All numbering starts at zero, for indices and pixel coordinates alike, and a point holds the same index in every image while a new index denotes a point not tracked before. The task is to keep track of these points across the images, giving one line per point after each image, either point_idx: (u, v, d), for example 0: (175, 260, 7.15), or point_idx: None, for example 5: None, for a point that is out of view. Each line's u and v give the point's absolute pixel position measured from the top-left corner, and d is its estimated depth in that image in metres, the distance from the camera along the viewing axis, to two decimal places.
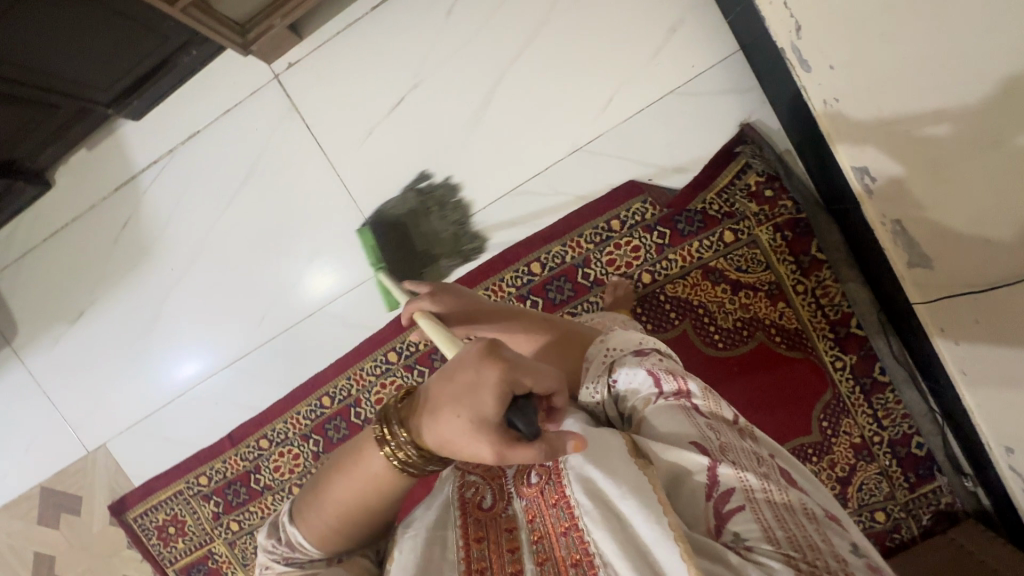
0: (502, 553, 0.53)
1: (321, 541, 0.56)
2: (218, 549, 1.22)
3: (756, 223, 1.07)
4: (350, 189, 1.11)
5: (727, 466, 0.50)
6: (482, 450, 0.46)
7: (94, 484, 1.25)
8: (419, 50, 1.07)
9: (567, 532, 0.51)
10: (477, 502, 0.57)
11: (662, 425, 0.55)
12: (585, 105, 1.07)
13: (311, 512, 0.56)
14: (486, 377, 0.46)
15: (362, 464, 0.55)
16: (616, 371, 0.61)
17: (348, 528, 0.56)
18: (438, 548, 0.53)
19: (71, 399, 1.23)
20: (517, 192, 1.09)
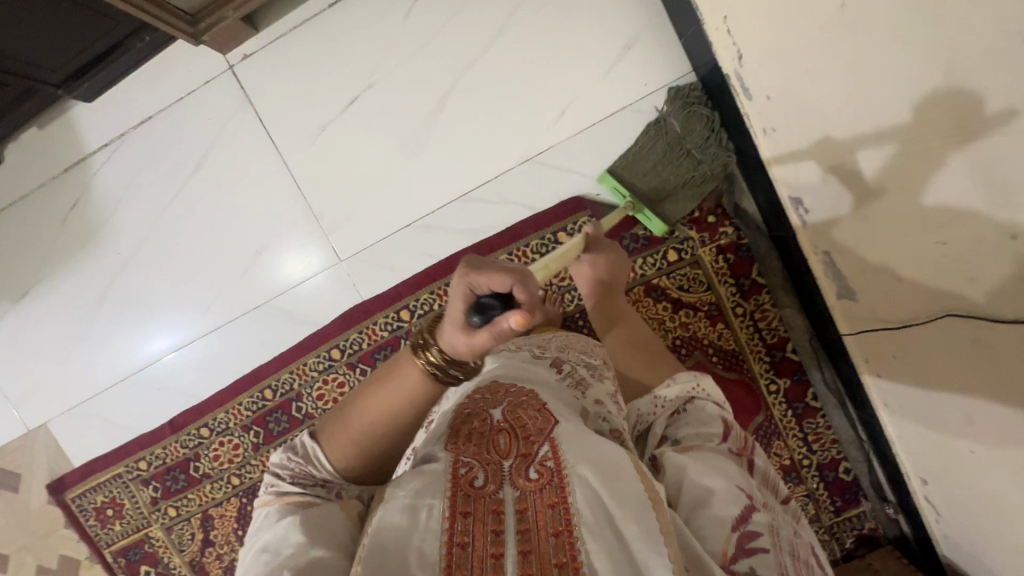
0: (486, 531, 0.53)
1: (336, 455, 0.68)
2: (156, 533, 1.26)
3: (699, 244, 1.08)
4: (300, 185, 1.11)
5: (762, 516, 0.57)
6: (461, 342, 0.63)
7: (32, 463, 1.25)
8: (374, 51, 1.07)
9: (558, 535, 0.51)
10: (469, 480, 0.57)
11: (718, 462, 0.62)
12: (537, 116, 1.07)
13: (335, 431, 0.69)
14: (455, 293, 0.64)
15: (395, 378, 0.67)
16: (691, 402, 0.73)
17: (362, 445, 0.68)
18: (422, 512, 0.54)
19: (11, 377, 1.23)
20: (466, 198, 1.10)
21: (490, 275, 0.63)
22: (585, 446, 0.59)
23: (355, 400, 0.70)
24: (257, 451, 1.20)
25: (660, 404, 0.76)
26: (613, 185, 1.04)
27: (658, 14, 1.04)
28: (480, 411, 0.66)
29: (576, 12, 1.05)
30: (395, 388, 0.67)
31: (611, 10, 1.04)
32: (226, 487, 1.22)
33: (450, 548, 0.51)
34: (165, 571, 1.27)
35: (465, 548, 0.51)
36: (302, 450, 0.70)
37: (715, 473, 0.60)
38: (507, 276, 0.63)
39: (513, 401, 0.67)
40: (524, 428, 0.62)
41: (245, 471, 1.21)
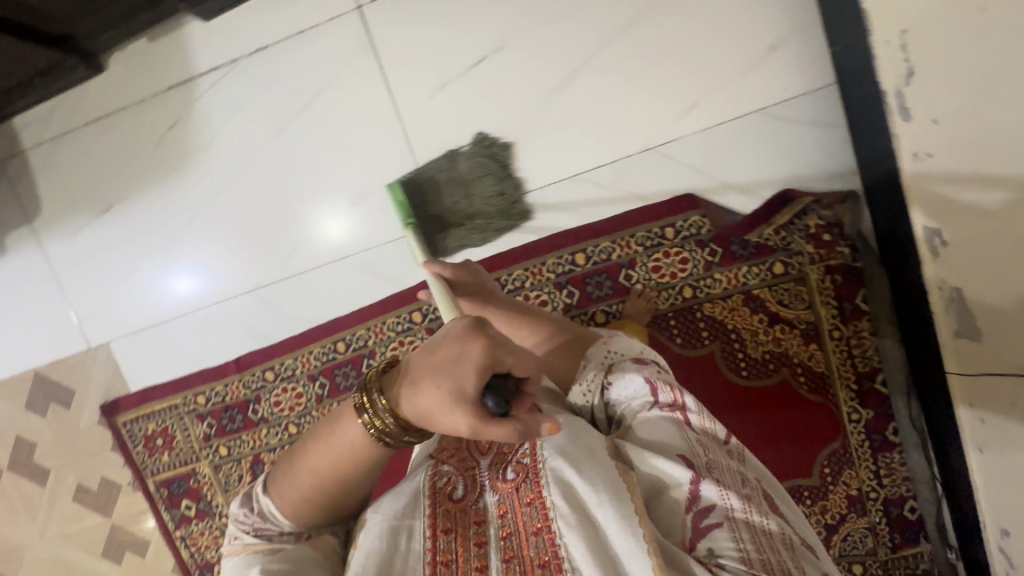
0: (469, 546, 0.53)
1: (288, 512, 0.56)
2: (202, 470, 1.24)
3: (809, 261, 1.05)
4: (410, 140, 1.08)
5: (711, 482, 0.52)
6: (458, 422, 0.45)
7: (88, 382, 1.23)
8: (510, 12, 1.03)
9: (538, 533, 0.51)
10: (449, 493, 0.56)
11: (655, 436, 0.56)
12: (666, 106, 1.04)
13: (283, 482, 0.57)
14: (466, 361, 0.44)
15: (335, 430, 0.55)
16: (614, 375, 0.64)
17: (314, 504, 0.56)
18: (402, 536, 0.53)
19: (81, 292, 1.20)
20: (577, 178, 1.07)
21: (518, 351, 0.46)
22: (569, 430, 0.56)
23: (299, 449, 0.58)
24: (319, 403, 1.18)
25: (586, 389, 0.66)
26: (400, 196, 1.01)
27: (811, 19, 1.00)
28: None
29: (726, 5, 1.01)
30: (343, 443, 0.54)
31: (763, 8, 1.01)
32: (282, 435, 1.20)
33: (434, 568, 0.51)
34: (207, 508, 1.26)
35: (450, 565, 0.52)
36: (260, 504, 0.57)
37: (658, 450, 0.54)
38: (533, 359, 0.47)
39: None
40: None
41: (304, 422, 1.19)
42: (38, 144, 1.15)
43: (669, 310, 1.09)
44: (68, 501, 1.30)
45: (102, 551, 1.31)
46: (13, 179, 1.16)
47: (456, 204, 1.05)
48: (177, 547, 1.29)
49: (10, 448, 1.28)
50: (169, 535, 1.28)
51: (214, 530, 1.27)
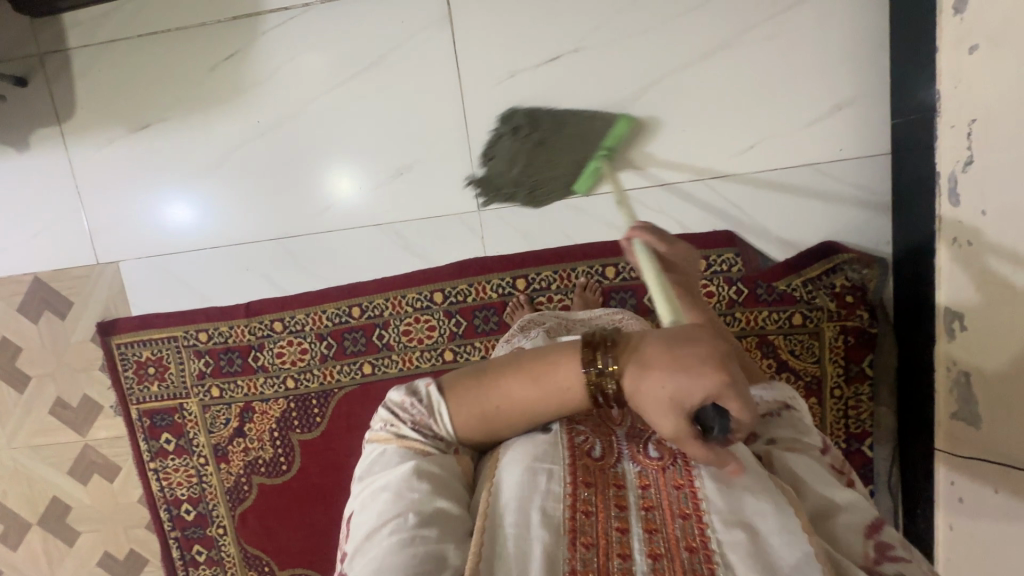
0: (609, 505, 0.48)
1: (459, 423, 0.53)
2: (189, 406, 1.23)
3: (827, 318, 1.08)
4: (468, 123, 1.07)
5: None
6: (668, 424, 0.47)
7: (89, 296, 1.20)
8: (594, 16, 1.02)
9: (687, 517, 0.46)
10: (586, 450, 0.53)
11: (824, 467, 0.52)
12: (725, 141, 1.05)
13: (463, 393, 0.53)
14: (704, 379, 0.45)
15: (551, 372, 0.51)
16: (789, 409, 0.57)
17: (489, 426, 0.53)
18: (541, 478, 0.49)
19: (99, 203, 1.16)
20: (623, 194, 1.08)
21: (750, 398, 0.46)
22: None
23: (495, 365, 0.53)
24: (322, 362, 1.17)
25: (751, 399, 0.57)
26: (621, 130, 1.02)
27: (881, 87, 1.02)
28: None
29: (804, 55, 1.02)
30: (554, 380, 0.50)
31: (838, 66, 1.02)
32: (280, 387, 1.19)
33: (574, 513, 0.47)
34: (186, 445, 1.24)
35: (589, 516, 0.47)
36: (426, 399, 0.54)
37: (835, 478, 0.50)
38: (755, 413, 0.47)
39: None
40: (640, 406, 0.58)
41: (303, 378, 1.19)
42: (82, 46, 1.11)
43: None
44: (44, 413, 1.27)
45: (69, 469, 1.29)
46: (48, 76, 1.12)
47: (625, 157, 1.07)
48: (147, 477, 1.27)
49: None
50: (141, 465, 1.26)
51: (189, 468, 1.26)
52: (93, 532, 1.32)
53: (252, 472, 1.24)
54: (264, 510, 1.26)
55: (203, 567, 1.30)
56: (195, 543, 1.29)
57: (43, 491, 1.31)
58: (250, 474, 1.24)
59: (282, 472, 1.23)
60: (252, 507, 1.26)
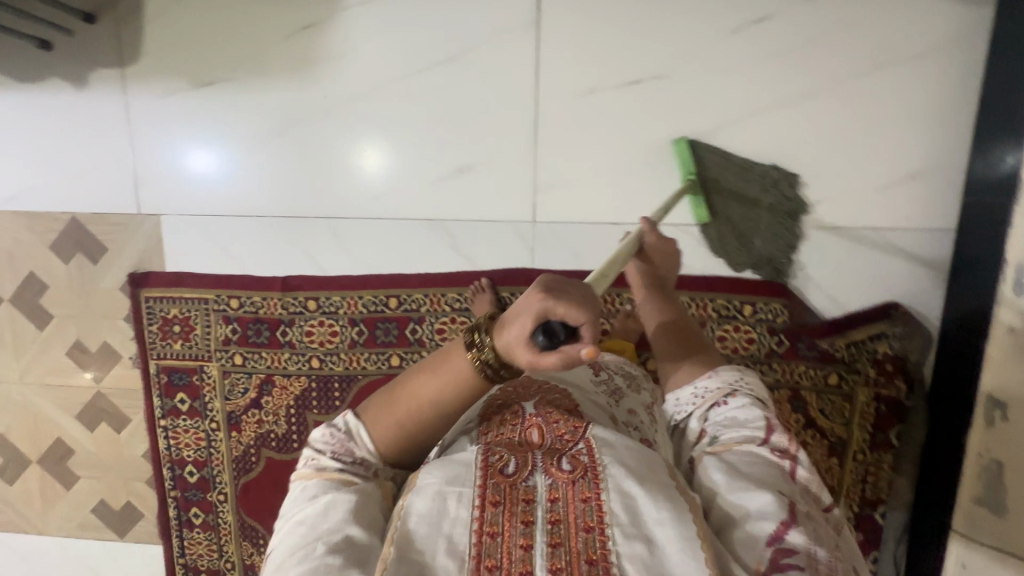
0: (516, 522, 0.53)
1: (383, 426, 0.63)
2: (210, 370, 1.21)
3: (862, 383, 1.07)
4: (538, 132, 1.05)
5: (800, 532, 0.57)
6: (521, 356, 0.53)
7: (125, 245, 1.18)
8: (683, 46, 1.00)
9: (590, 530, 0.53)
10: (500, 467, 0.58)
11: (753, 469, 0.63)
12: (793, 193, 1.04)
13: (379, 408, 0.64)
14: (524, 309, 0.54)
15: (445, 361, 0.60)
16: (733, 396, 0.73)
17: (414, 421, 0.63)
18: (450, 501, 0.55)
19: (149, 154, 1.14)
20: (681, 227, 1.07)
21: (570, 303, 0.52)
22: (628, 451, 0.60)
23: (405, 376, 0.64)
24: (351, 348, 1.16)
25: (699, 395, 0.76)
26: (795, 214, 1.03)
27: (961, 160, 0.99)
28: (512, 402, 0.66)
29: (891, 117, 1.00)
30: (451, 377, 0.60)
31: (921, 133, 1.00)
32: (305, 366, 1.18)
33: (480, 537, 0.52)
34: (200, 407, 1.23)
35: (495, 538, 0.52)
36: (345, 427, 0.65)
37: (752, 485, 0.61)
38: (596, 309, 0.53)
39: (544, 395, 0.68)
40: (558, 423, 0.63)
41: (329, 359, 1.18)
42: None
43: None
44: (60, 354, 1.25)
45: (78, 413, 1.28)
46: (116, 17, 1.09)
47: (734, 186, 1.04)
48: (155, 434, 1.26)
49: (20, 281, 1.23)
50: (151, 421, 1.25)
51: (199, 431, 1.25)
52: (91, 479, 1.31)
53: (263, 444, 1.23)
54: (268, 484, 1.25)
55: (197, 529, 1.30)
56: (194, 505, 1.29)
57: (48, 431, 1.30)
58: (259, 446, 1.23)
59: (292, 449, 1.23)
60: (256, 479, 1.25)
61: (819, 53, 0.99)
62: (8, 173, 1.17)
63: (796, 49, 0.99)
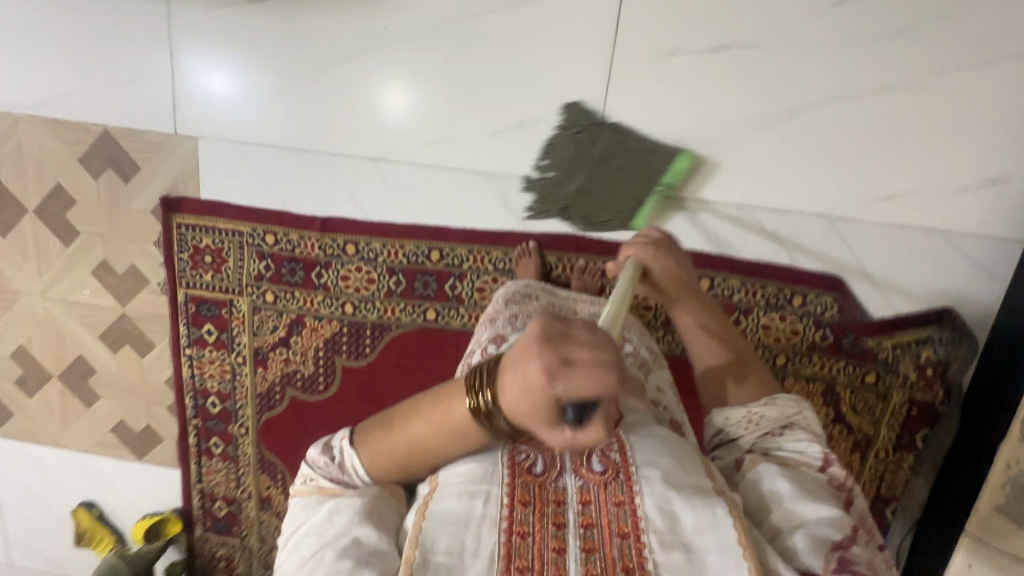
0: (547, 523, 0.53)
1: (380, 464, 0.58)
2: (239, 304, 1.19)
3: (899, 385, 1.07)
4: (609, 93, 1.00)
5: (863, 548, 0.53)
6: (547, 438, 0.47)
7: (159, 166, 1.13)
8: (777, 14, 0.94)
9: (625, 536, 0.52)
10: (529, 467, 0.56)
11: (808, 482, 0.58)
12: (866, 186, 1.00)
13: (374, 442, 0.58)
14: (531, 395, 0.44)
15: (444, 404, 0.54)
16: (791, 430, 0.65)
17: (411, 462, 0.57)
18: (479, 501, 0.53)
19: (184, 70, 1.07)
20: (743, 210, 1.03)
21: (577, 377, 0.43)
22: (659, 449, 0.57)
23: (401, 413, 0.58)
24: (386, 297, 1.14)
25: (752, 419, 0.68)
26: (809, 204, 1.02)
27: None
28: None
29: (984, 117, 0.94)
30: (449, 421, 0.54)
31: (1012, 137, 0.95)
32: (338, 310, 1.16)
33: (510, 535, 0.51)
34: (227, 340, 1.22)
35: (526, 538, 0.51)
36: (339, 455, 0.60)
37: (814, 498, 0.56)
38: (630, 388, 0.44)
39: None
40: None
41: (364, 307, 1.15)
42: None
43: None
44: (86, 272, 1.22)
45: (101, 333, 1.26)
46: None
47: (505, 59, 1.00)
48: (180, 363, 1.25)
49: (46, 194, 1.18)
50: (176, 349, 1.23)
51: (224, 364, 1.24)
52: (112, 400, 1.31)
53: (288, 383, 1.23)
54: (290, 422, 1.25)
55: (216, 459, 1.31)
56: (214, 435, 1.29)
57: (69, 348, 1.28)
58: (285, 385, 1.23)
59: (318, 391, 1.22)
60: (279, 415, 1.26)
61: (923, 39, 0.92)
62: (37, 76, 1.10)
63: (898, 32, 0.92)
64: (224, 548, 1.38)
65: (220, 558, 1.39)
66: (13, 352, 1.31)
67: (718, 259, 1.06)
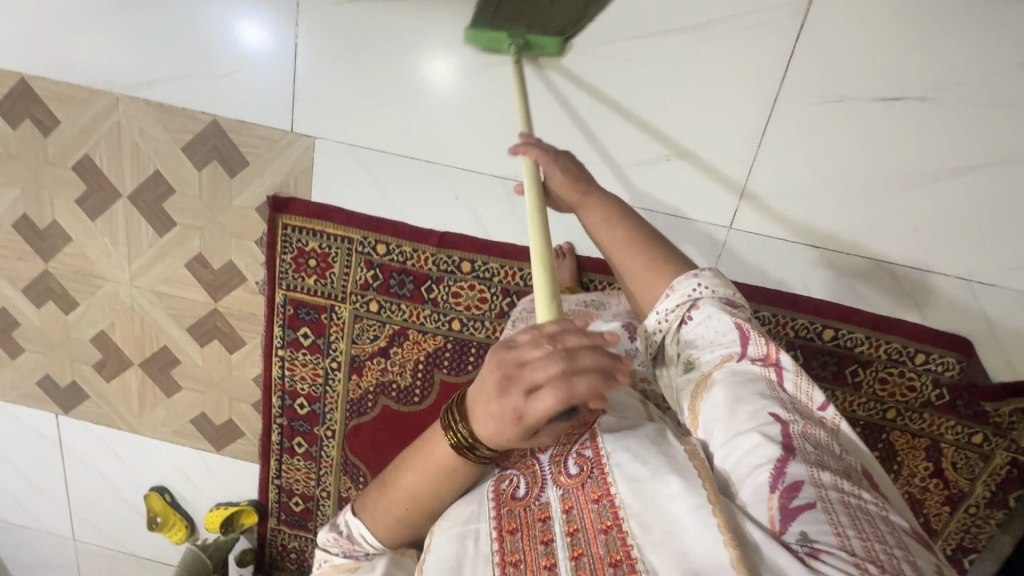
0: (536, 545, 0.52)
1: (381, 531, 0.61)
2: (340, 311, 1.15)
3: (1004, 446, 1.08)
4: (765, 132, 0.96)
5: (803, 456, 0.47)
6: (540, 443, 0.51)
7: (270, 163, 1.07)
8: (957, 68, 0.90)
9: (607, 530, 0.49)
10: (511, 493, 0.57)
11: (738, 394, 0.54)
12: (1015, 250, 0.97)
13: (371, 506, 0.62)
14: (512, 431, 0.48)
15: (424, 450, 0.58)
16: (697, 307, 0.62)
17: (407, 520, 0.60)
18: (469, 540, 0.54)
19: (268, 37, 1.00)
20: (882, 265, 1.01)
21: (536, 408, 0.44)
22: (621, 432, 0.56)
23: (389, 472, 0.61)
24: (497, 317, 1.11)
25: (661, 318, 0.65)
26: (951, 263, 0.99)
27: None
28: None
29: None
30: (432, 464, 0.57)
31: None
32: (444, 326, 1.13)
33: (503, 568, 0.51)
34: (323, 345, 1.18)
35: (518, 566, 0.51)
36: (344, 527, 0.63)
37: (744, 410, 0.52)
38: (579, 381, 0.43)
39: None
40: None
41: (471, 325, 1.12)
42: None
43: (863, 420, 1.09)
44: (178, 264, 1.17)
45: (189, 326, 1.22)
46: None
47: (661, 87, 0.96)
48: (270, 363, 1.21)
49: (142, 180, 1.11)
50: (268, 349, 1.20)
51: (317, 367, 1.20)
52: (193, 392, 1.29)
53: (382, 392, 1.20)
54: (378, 430, 1.23)
55: (298, 457, 1.29)
56: (298, 435, 1.27)
57: (153, 337, 1.25)
58: (378, 393, 1.20)
59: (411, 403, 1.20)
60: (368, 422, 1.23)
61: None
62: (147, 56, 1.04)
63: None
64: (297, 542, 1.38)
65: (291, 550, 1.39)
66: (93, 336, 1.26)
67: (850, 313, 1.03)
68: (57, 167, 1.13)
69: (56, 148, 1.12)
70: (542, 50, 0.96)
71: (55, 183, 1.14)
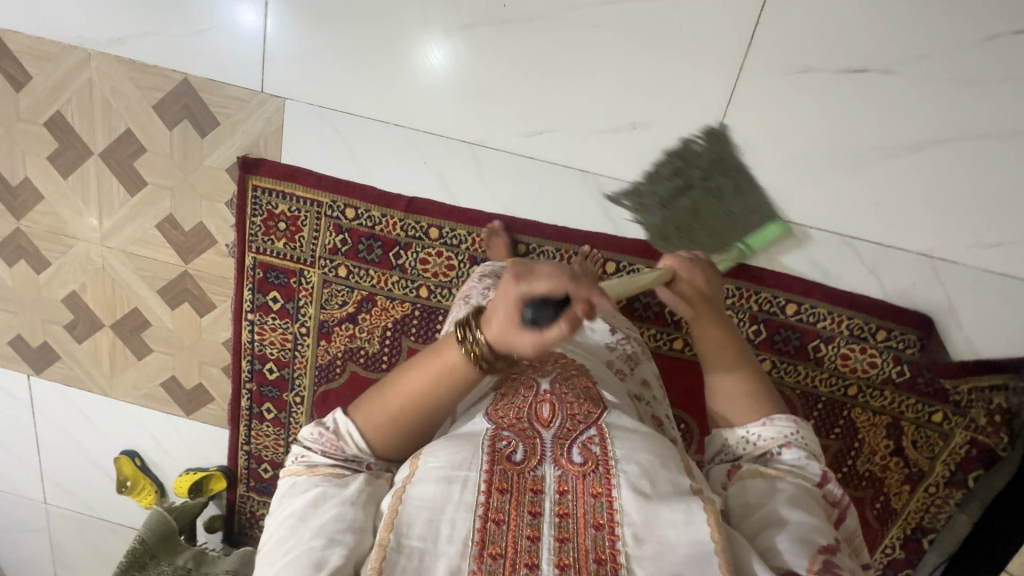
0: (523, 513, 0.49)
1: (369, 430, 0.57)
2: (309, 275, 1.15)
3: (964, 425, 1.07)
4: (730, 102, 0.96)
5: (847, 558, 0.50)
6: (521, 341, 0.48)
7: (240, 123, 1.08)
8: (919, 42, 0.90)
9: (599, 527, 0.48)
10: (507, 454, 0.52)
11: (806, 500, 0.53)
12: (976, 228, 0.98)
13: (368, 399, 0.58)
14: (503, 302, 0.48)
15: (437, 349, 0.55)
16: (788, 449, 0.58)
17: (398, 423, 0.57)
18: (455, 487, 0.49)
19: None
20: (844, 240, 1.01)
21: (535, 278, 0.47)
22: (641, 443, 0.53)
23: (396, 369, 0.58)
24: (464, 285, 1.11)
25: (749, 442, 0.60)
26: (913, 239, 1.00)
27: None
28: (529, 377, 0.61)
29: None
30: (440, 367, 0.54)
31: None
32: (411, 292, 1.13)
33: (484, 522, 0.48)
34: (292, 310, 1.18)
35: (500, 526, 0.48)
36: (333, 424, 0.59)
37: (804, 511, 0.52)
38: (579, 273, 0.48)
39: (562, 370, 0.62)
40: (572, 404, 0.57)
41: (439, 292, 1.12)
42: None
43: (825, 396, 1.10)
44: (148, 225, 1.17)
45: (159, 288, 1.23)
46: None
47: (628, 55, 0.96)
48: (239, 326, 1.21)
49: (113, 138, 1.12)
50: (238, 313, 1.20)
51: (286, 333, 1.20)
52: (164, 356, 1.29)
53: (350, 358, 1.20)
54: (344, 397, 1.22)
55: (266, 424, 1.29)
56: (267, 401, 1.27)
57: (124, 299, 1.25)
58: (346, 359, 1.20)
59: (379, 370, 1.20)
60: (336, 389, 1.23)
61: None
62: (119, 13, 1.04)
63: None
64: (265, 509, 1.38)
65: (260, 518, 1.40)
66: (64, 297, 1.27)
67: (813, 287, 1.04)
68: (28, 123, 1.13)
69: (28, 104, 1.12)
70: (766, 236, 1.02)
71: (27, 139, 1.14)
